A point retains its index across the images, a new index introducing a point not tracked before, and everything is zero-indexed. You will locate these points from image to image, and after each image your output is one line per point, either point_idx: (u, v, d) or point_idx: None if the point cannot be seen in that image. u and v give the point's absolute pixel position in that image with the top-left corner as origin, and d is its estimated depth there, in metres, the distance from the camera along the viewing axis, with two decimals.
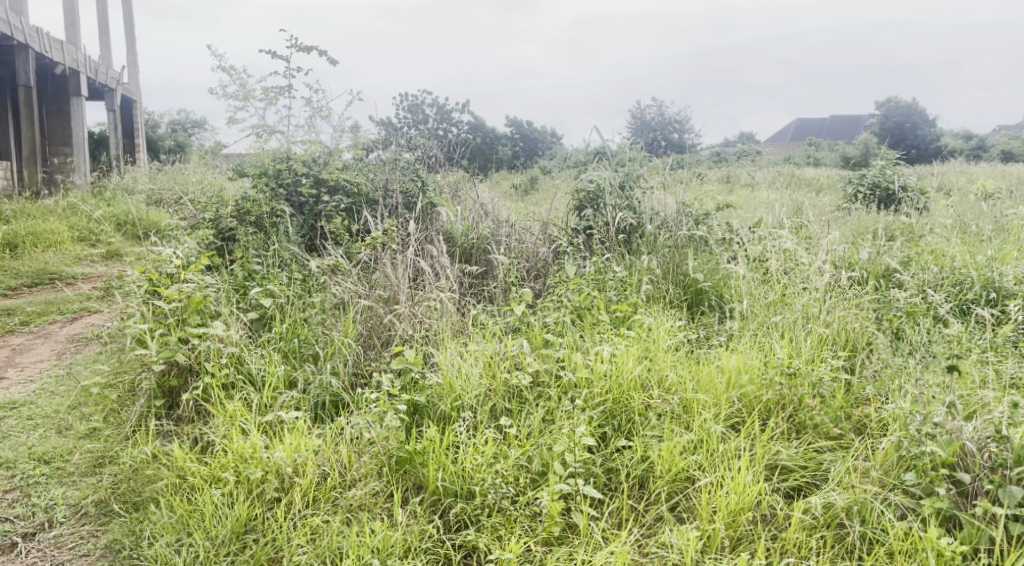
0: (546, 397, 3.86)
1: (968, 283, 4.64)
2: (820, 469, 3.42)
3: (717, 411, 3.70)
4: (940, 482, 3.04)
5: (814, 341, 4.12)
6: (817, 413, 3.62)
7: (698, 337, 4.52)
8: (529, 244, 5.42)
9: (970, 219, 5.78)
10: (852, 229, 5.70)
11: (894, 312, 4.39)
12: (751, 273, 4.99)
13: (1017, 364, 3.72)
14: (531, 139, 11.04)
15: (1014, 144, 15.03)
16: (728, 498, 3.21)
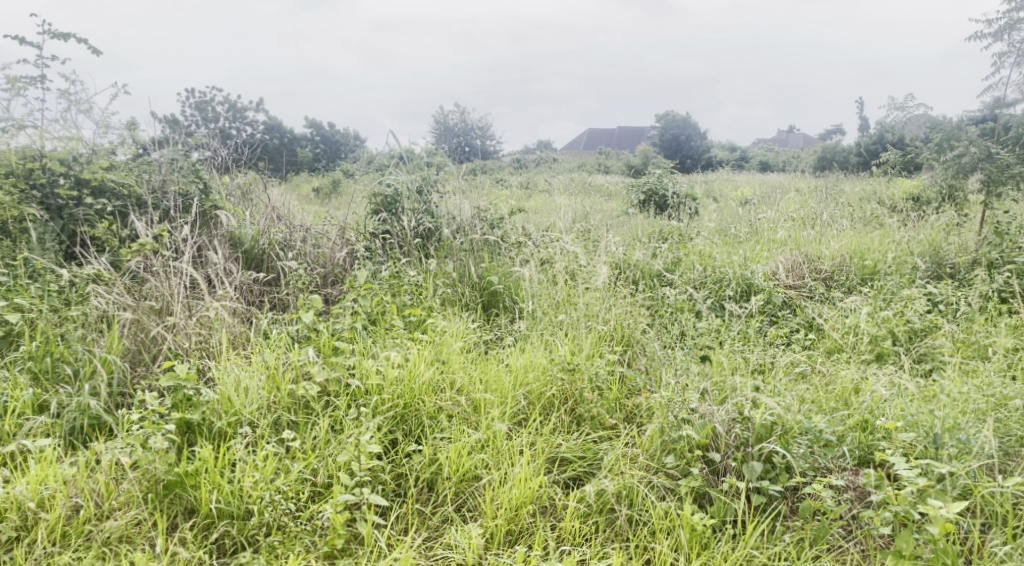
0: (334, 406, 3.74)
1: (725, 281, 5.16)
2: (596, 458, 3.63)
3: (503, 409, 3.83)
4: (694, 462, 3.39)
5: (593, 338, 4.38)
6: (594, 405, 3.86)
7: (490, 339, 4.62)
8: (325, 249, 5.27)
9: (729, 223, 6.47)
10: (631, 233, 6.16)
11: (665, 308, 4.83)
12: (540, 275, 5.22)
13: (759, 353, 4.21)
14: (332, 141, 10.76)
15: (768, 155, 17.10)
16: (510, 494, 3.32)
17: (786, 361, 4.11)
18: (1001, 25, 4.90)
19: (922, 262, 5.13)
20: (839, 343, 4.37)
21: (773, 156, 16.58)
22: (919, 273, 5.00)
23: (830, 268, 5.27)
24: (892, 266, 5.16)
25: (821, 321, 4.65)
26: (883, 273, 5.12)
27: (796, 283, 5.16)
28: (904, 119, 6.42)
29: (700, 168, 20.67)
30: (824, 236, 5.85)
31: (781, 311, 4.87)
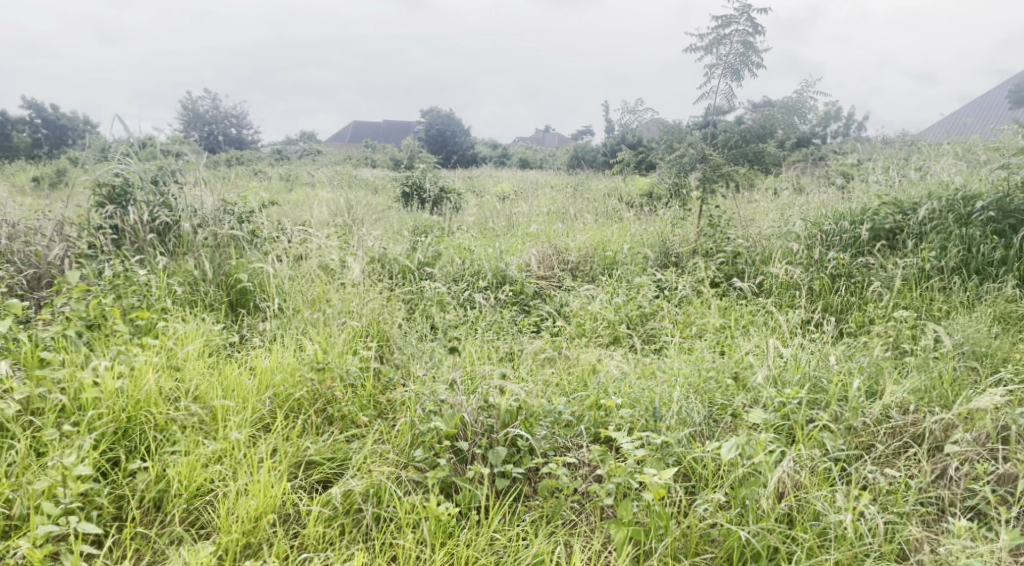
0: (38, 426, 3.28)
1: (481, 274, 5.31)
2: (347, 458, 3.51)
3: (245, 416, 3.57)
4: (443, 453, 3.41)
5: (347, 334, 4.25)
6: (345, 404, 3.73)
7: (236, 340, 4.30)
8: (36, 246, 4.62)
9: (488, 217, 6.69)
10: (392, 227, 6.11)
11: (424, 301, 4.84)
12: (294, 270, 4.99)
13: (508, 342, 4.38)
14: (58, 125, 9.52)
15: (531, 152, 17.97)
16: (248, 505, 3.12)
17: (533, 348, 4.32)
18: (711, 40, 5.50)
19: (652, 252, 5.66)
20: (582, 330, 4.69)
21: (534, 154, 17.45)
22: (650, 263, 5.52)
23: (576, 259, 5.64)
24: (629, 256, 5.62)
25: (567, 309, 4.95)
26: (621, 263, 5.56)
27: (546, 274, 5.47)
28: (641, 122, 7.03)
29: (466, 164, 21.23)
30: (572, 229, 6.25)
31: (533, 300, 5.10)
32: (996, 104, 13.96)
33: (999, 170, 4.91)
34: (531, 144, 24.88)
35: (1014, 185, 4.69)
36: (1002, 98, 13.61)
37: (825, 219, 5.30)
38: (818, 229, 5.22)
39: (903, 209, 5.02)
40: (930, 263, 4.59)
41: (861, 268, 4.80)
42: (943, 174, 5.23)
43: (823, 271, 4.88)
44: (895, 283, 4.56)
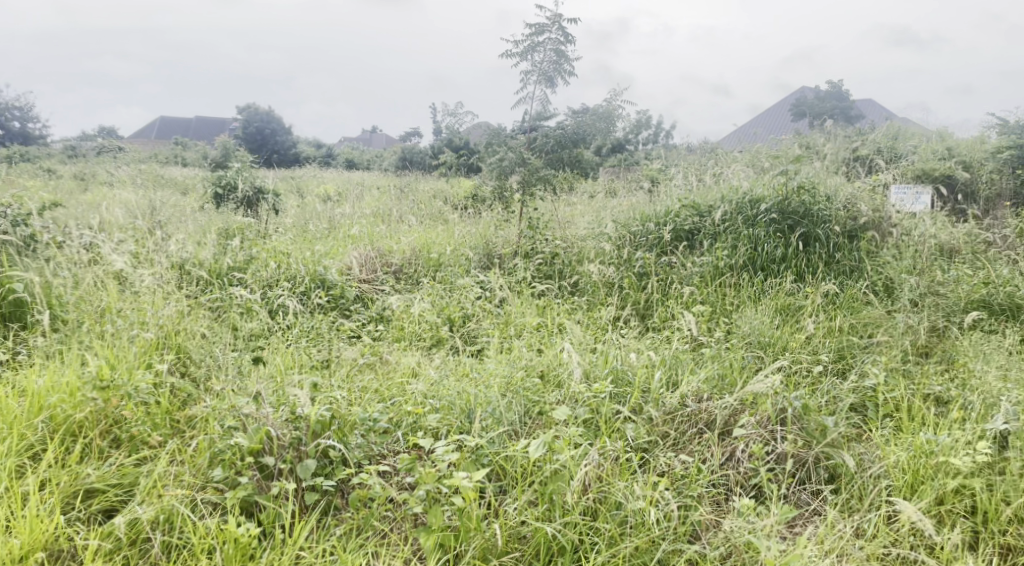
0: None
1: (298, 278, 5.06)
2: (135, 483, 3.20)
3: (11, 444, 3.17)
4: (246, 470, 3.20)
5: (140, 347, 3.89)
6: (134, 423, 3.38)
7: (6, 359, 3.82)
8: None
9: (308, 219, 6.43)
10: (201, 230, 5.71)
11: (233, 309, 4.55)
12: (81, 279, 4.51)
13: (323, 350, 4.23)
14: None
15: (358, 152, 17.60)
16: (10, 545, 2.78)
17: (350, 355, 4.19)
18: (525, 47, 5.62)
19: (475, 254, 5.70)
20: (403, 333, 4.62)
21: (359, 154, 17.08)
22: (472, 265, 5.54)
23: (399, 262, 5.56)
24: (453, 258, 5.61)
25: (388, 312, 4.87)
26: (445, 265, 5.54)
27: (368, 277, 5.34)
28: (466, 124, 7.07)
29: (289, 164, 20.39)
30: (396, 231, 6.16)
31: (354, 305, 4.96)
32: (782, 116, 15.53)
33: (779, 176, 5.41)
34: (359, 144, 24.36)
35: (791, 190, 5.19)
36: (787, 110, 15.17)
37: (633, 221, 5.60)
38: (627, 230, 5.50)
39: (700, 212, 5.42)
40: (723, 261, 4.97)
41: (665, 267, 5.11)
42: (733, 179, 5.69)
43: (631, 270, 5.15)
44: (694, 279, 4.89)
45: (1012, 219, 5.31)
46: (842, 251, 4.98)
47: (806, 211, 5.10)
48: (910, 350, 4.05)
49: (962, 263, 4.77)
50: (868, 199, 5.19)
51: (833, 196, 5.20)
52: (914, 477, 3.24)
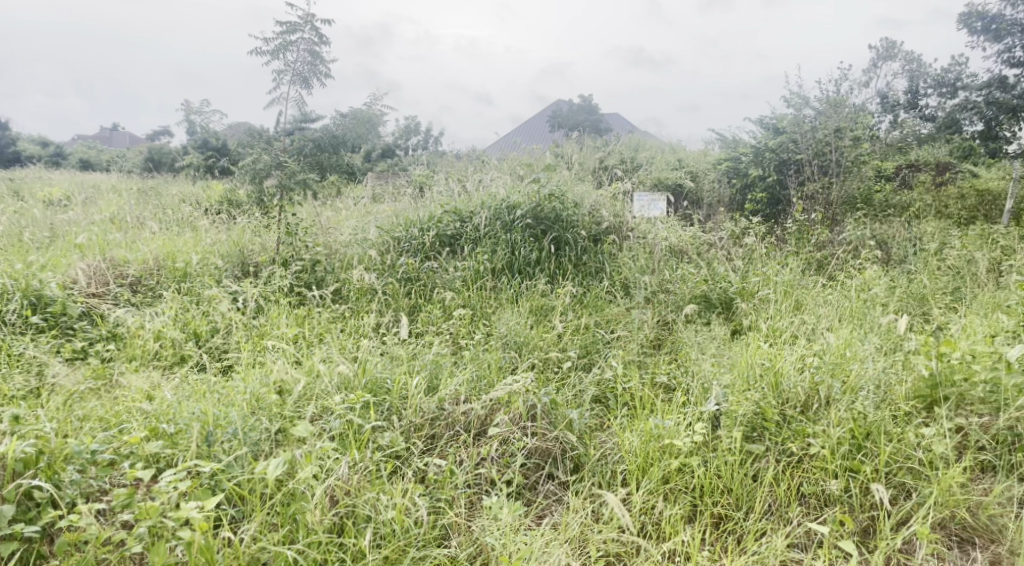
0: None
1: (7, 296, 4.40)
2: None
3: None
4: None
5: None
6: None
7: None
8: None
9: (25, 226, 5.63)
10: None
11: None
12: None
13: (32, 378, 3.72)
14: None
15: (95, 151, 15.78)
16: None
17: (68, 382, 3.68)
18: (276, 45, 5.35)
19: (226, 262, 5.28)
20: (139, 351, 4.19)
21: (95, 153, 15.31)
22: (224, 274, 5.13)
23: (136, 273, 5.02)
24: (200, 268, 5.15)
25: (122, 329, 4.37)
26: (192, 275, 5.09)
27: (99, 291, 4.77)
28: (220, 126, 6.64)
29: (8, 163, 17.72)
30: (134, 240, 5.56)
31: (80, 323, 4.40)
32: (540, 126, 16.47)
33: (531, 183, 5.68)
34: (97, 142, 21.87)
35: (543, 197, 5.48)
36: (546, 121, 16.09)
37: (397, 227, 5.51)
38: (391, 235, 5.41)
39: (461, 218, 5.49)
40: (484, 265, 5.06)
41: (428, 271, 5.08)
42: (493, 186, 5.85)
43: (394, 275, 5.06)
44: (456, 283, 4.92)
45: (728, 221, 6.03)
46: (589, 253, 5.32)
47: (557, 217, 5.40)
48: (645, 343, 4.42)
49: (689, 262, 5.29)
50: (609, 206, 5.65)
51: (579, 202, 5.56)
52: (644, 460, 3.49)
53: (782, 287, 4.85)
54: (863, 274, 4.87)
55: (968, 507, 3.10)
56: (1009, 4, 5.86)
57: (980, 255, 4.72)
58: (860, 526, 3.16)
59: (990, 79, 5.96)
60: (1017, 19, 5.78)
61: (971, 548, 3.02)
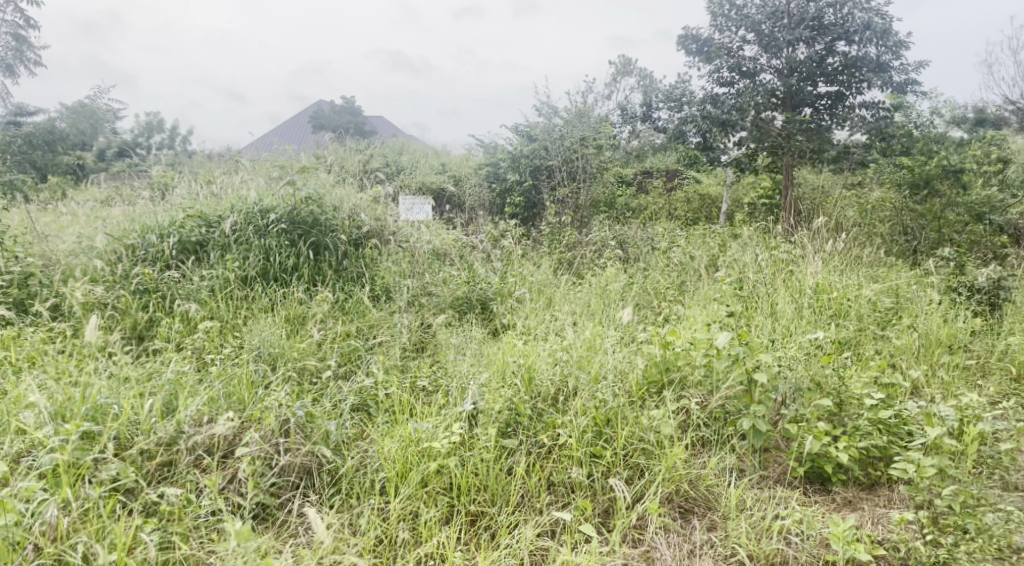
0: None
1: None
2: None
3: None
4: None
5: None
6: None
7: None
8: None
9: None
10: None
11: None
12: None
13: None
14: None
15: None
16: None
17: None
18: None
19: None
20: None
21: None
22: None
23: None
24: None
25: None
26: None
27: None
28: None
29: None
30: None
31: None
32: (303, 127, 15.90)
33: (286, 186, 5.42)
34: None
35: (299, 201, 5.23)
36: (307, 120, 15.57)
37: (131, 234, 4.95)
38: (122, 243, 4.86)
39: (208, 222, 5.05)
40: (233, 273, 4.71)
41: (168, 281, 4.60)
42: (243, 189, 5.48)
43: (127, 287, 4.54)
44: (201, 294, 4.52)
45: (487, 225, 6.22)
46: (349, 259, 5.17)
47: (314, 221, 5.17)
48: (407, 347, 4.37)
49: (450, 265, 5.36)
50: (369, 209, 5.54)
51: (337, 205, 5.37)
52: (404, 466, 3.43)
53: (536, 287, 5.08)
54: (606, 272, 5.24)
55: (689, 481, 3.41)
56: (717, 30, 6.66)
57: (700, 253, 5.31)
58: (602, 508, 3.39)
59: (705, 96, 6.72)
60: (723, 43, 6.58)
61: (691, 517, 3.30)
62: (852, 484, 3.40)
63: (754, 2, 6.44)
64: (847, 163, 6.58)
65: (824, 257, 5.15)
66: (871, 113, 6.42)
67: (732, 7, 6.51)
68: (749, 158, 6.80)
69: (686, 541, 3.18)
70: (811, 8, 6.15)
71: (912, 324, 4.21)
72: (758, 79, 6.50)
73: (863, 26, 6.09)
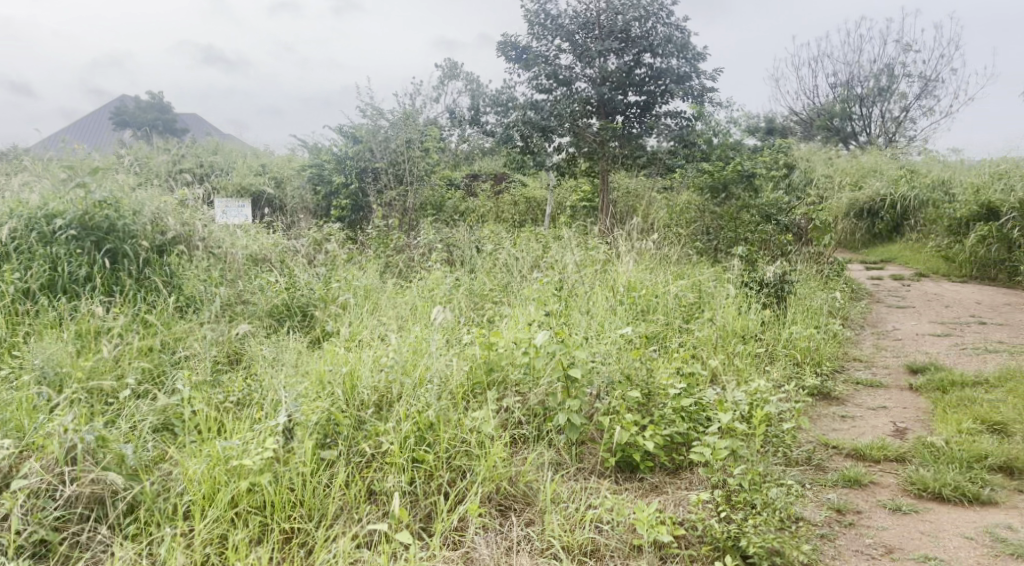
0: None
1: None
2: None
3: None
4: None
5: None
6: None
7: None
8: None
9: None
10: None
11: None
12: None
13: None
14: None
15: None
16: None
17: None
18: None
19: None
20: None
21: None
22: None
23: None
24: None
25: None
26: None
27: None
28: None
29: None
30: None
31: None
32: (105, 125, 14.61)
33: (77, 187, 4.84)
34: None
35: (91, 205, 4.74)
36: (109, 117, 14.32)
37: None
38: None
39: None
40: (12, 286, 4.25)
41: None
42: (25, 192, 4.94)
43: None
44: None
45: (310, 230, 6.07)
46: (152, 267, 4.80)
47: (110, 226, 4.74)
48: (217, 359, 4.13)
49: (268, 271, 5.15)
50: (174, 214, 5.16)
51: (137, 209, 4.97)
52: (211, 487, 3.21)
53: (360, 292, 4.97)
54: (432, 275, 5.25)
55: (508, 479, 3.45)
56: (534, 38, 6.87)
57: (523, 254, 5.46)
58: (423, 513, 3.32)
59: (525, 102, 6.93)
60: (540, 51, 6.80)
61: (509, 514, 3.35)
62: (659, 470, 3.62)
63: (567, 12, 6.71)
64: (656, 167, 6.99)
65: (636, 257, 5.48)
66: (675, 122, 6.84)
67: (547, 17, 6.75)
68: (568, 162, 7.13)
69: (504, 539, 3.20)
70: (619, 21, 6.51)
71: (711, 317, 4.61)
72: (573, 87, 6.76)
73: (664, 39, 6.53)
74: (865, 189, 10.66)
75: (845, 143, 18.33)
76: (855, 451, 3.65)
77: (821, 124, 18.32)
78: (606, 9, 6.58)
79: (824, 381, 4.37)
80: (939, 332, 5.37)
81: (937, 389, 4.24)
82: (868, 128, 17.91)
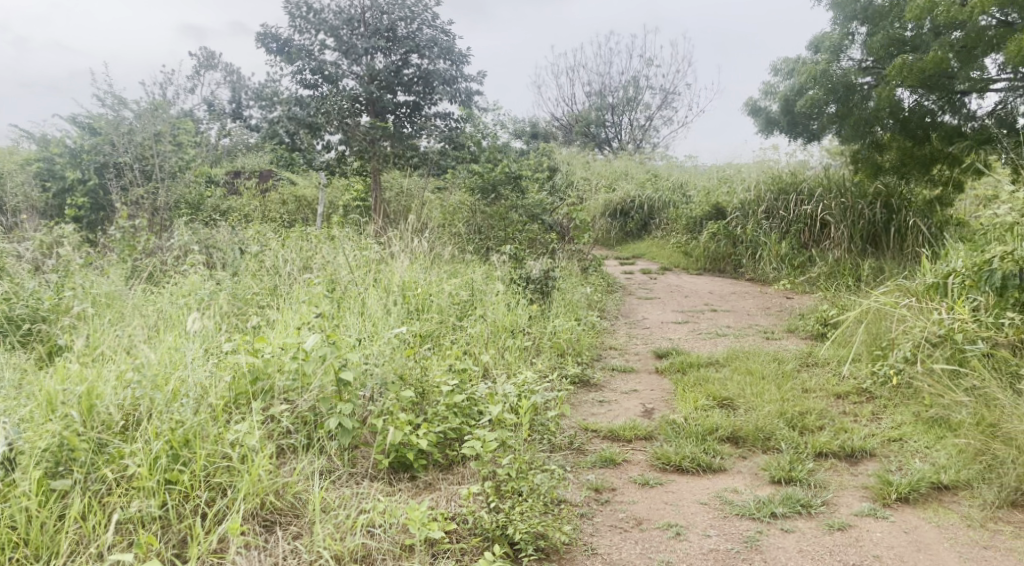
0: None
1: None
2: None
3: None
4: None
5: None
6: None
7: None
8: None
9: None
10: None
11: None
12: None
13: None
14: None
15: None
16: None
17: None
18: None
19: None
20: None
21: None
22: None
23: None
24: None
25: None
26: None
27: None
28: None
29: None
30: None
31: None
32: None
33: None
34: None
35: None
36: None
37: None
38: None
39: None
40: None
41: None
42: None
43: None
44: None
45: (37, 232, 5.36)
46: None
47: None
48: None
49: None
50: None
51: None
52: None
53: (99, 300, 4.45)
54: (188, 279, 4.86)
55: (274, 492, 3.27)
56: (296, 31, 6.61)
57: (291, 255, 5.25)
58: (177, 538, 3.06)
59: (290, 97, 6.64)
60: (302, 45, 6.57)
61: (275, 529, 3.18)
62: (431, 467, 3.65)
63: (330, 7, 6.55)
64: (427, 168, 7.12)
65: (407, 256, 5.49)
66: (444, 123, 7.05)
67: (309, 10, 6.53)
68: (339, 161, 6.94)
69: (268, 555, 3.02)
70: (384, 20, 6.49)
71: (482, 314, 4.75)
72: (340, 85, 6.61)
73: (430, 41, 6.62)
74: (618, 191, 11.63)
75: (600, 148, 19.82)
76: (611, 432, 3.96)
77: (580, 130, 19.62)
78: (370, 6, 6.51)
79: (584, 369, 4.70)
80: (680, 320, 5.99)
81: (678, 370, 4.73)
82: (620, 135, 19.57)
